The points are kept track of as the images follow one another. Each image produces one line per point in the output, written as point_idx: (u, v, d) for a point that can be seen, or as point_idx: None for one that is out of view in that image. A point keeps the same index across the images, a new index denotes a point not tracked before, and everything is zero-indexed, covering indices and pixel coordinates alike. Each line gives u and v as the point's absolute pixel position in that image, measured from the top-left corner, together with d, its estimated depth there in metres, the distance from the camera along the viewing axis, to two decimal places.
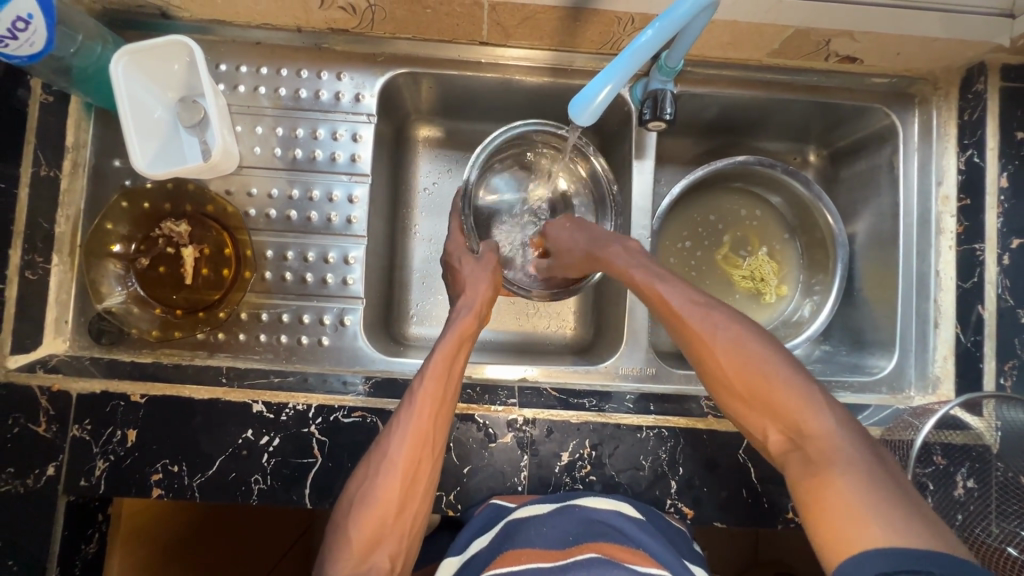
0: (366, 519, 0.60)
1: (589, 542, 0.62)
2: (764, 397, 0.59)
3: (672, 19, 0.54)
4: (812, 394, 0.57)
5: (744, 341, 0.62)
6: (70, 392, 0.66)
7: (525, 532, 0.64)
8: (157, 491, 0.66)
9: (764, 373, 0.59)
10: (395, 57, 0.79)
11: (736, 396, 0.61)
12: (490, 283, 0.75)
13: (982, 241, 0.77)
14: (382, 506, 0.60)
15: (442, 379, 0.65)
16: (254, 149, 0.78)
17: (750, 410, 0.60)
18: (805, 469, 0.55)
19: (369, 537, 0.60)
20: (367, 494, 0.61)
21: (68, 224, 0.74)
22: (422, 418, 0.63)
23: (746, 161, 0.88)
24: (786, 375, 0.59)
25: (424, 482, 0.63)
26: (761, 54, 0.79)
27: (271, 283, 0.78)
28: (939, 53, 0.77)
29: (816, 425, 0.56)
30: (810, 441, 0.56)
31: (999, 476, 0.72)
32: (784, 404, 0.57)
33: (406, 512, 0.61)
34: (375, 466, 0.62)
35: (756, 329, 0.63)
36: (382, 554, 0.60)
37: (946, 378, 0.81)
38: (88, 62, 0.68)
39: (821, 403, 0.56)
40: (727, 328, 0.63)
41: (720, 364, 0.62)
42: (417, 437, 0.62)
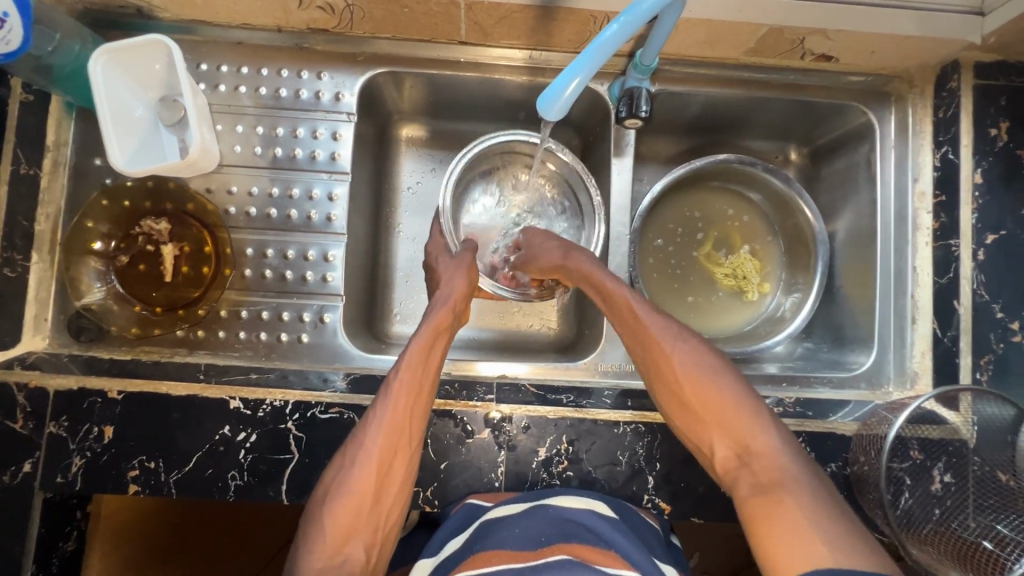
0: (342, 511, 0.60)
1: (561, 542, 0.63)
2: (716, 413, 0.63)
3: (637, 15, 0.55)
4: (758, 413, 0.63)
5: (699, 359, 0.67)
6: (48, 389, 0.66)
7: (498, 533, 0.64)
8: (134, 487, 0.66)
9: (717, 389, 0.64)
10: (375, 57, 0.80)
11: (689, 409, 0.65)
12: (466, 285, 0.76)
13: (957, 237, 0.78)
14: (360, 498, 0.60)
15: (419, 370, 0.66)
16: (235, 147, 0.79)
17: (702, 424, 0.64)
18: (751, 484, 0.58)
19: (344, 530, 0.60)
20: (344, 486, 0.61)
21: (48, 222, 0.74)
22: (398, 408, 0.63)
23: (727, 160, 0.89)
24: (738, 394, 0.64)
25: (398, 476, 0.63)
26: (738, 53, 0.80)
27: (251, 280, 0.78)
28: (913, 52, 0.78)
29: (760, 442, 0.61)
30: (755, 456, 0.60)
31: (975, 470, 0.73)
32: (732, 419, 0.62)
33: (383, 502, 0.62)
34: (352, 456, 0.62)
35: (711, 350, 0.68)
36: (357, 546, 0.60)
37: (924, 373, 0.81)
38: (67, 61, 0.69)
39: (767, 422, 0.62)
40: (683, 347, 0.67)
41: (677, 378, 0.66)
42: (394, 427, 0.63)
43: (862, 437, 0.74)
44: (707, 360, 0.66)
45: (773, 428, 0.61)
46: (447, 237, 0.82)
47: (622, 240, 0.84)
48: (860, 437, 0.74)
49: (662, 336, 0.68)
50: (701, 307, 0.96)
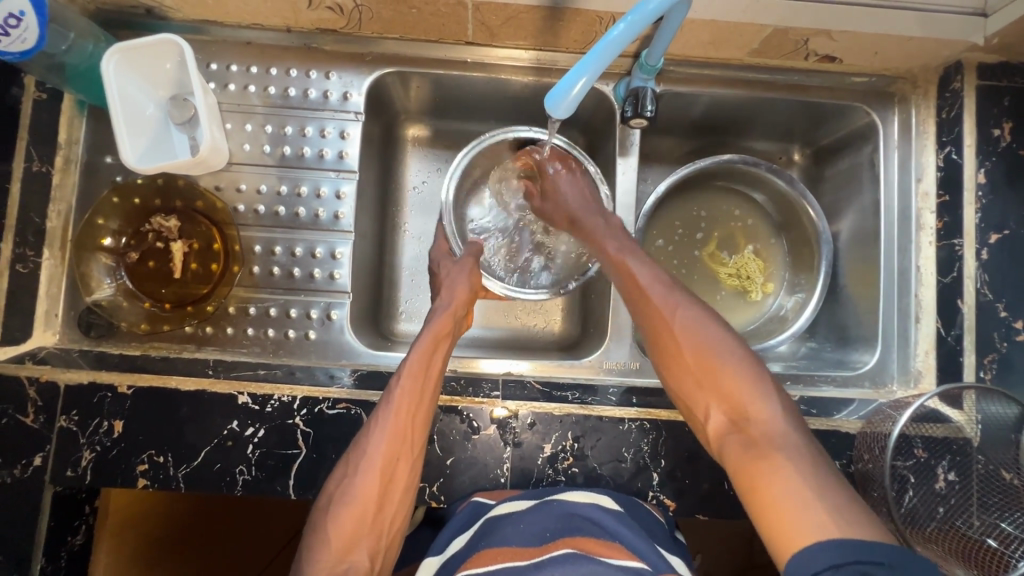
0: (347, 515, 0.61)
1: (566, 537, 0.63)
2: (713, 378, 0.64)
3: (644, 14, 0.56)
4: (757, 378, 0.63)
5: (702, 325, 0.67)
6: (59, 383, 0.67)
7: (502, 530, 0.64)
8: (143, 481, 0.67)
9: (719, 358, 0.65)
10: (383, 57, 0.80)
11: (690, 373, 0.66)
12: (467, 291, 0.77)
13: (960, 236, 0.78)
14: (363, 501, 0.62)
15: (419, 376, 0.67)
16: (244, 146, 0.80)
17: (699, 392, 0.65)
18: (747, 449, 0.59)
19: (349, 532, 0.60)
20: (348, 491, 0.62)
21: (60, 219, 0.75)
22: (400, 415, 0.64)
23: (731, 160, 0.90)
24: (737, 361, 0.64)
25: (402, 481, 0.64)
26: (742, 53, 0.81)
27: (259, 277, 0.79)
28: (916, 53, 0.78)
29: (758, 409, 0.61)
30: (751, 423, 0.60)
31: (979, 468, 0.73)
32: (731, 387, 0.63)
33: (381, 510, 0.62)
34: (353, 466, 0.63)
35: (714, 318, 0.68)
36: (362, 552, 0.60)
37: (928, 372, 0.81)
38: (80, 60, 0.70)
39: (766, 390, 0.62)
40: (684, 311, 0.68)
41: (677, 343, 0.67)
42: (396, 433, 0.64)
43: (866, 435, 0.74)
44: (706, 326, 0.67)
45: (771, 394, 0.61)
46: (449, 239, 0.83)
47: None
48: (864, 435, 0.74)
49: (665, 302, 0.69)
50: None
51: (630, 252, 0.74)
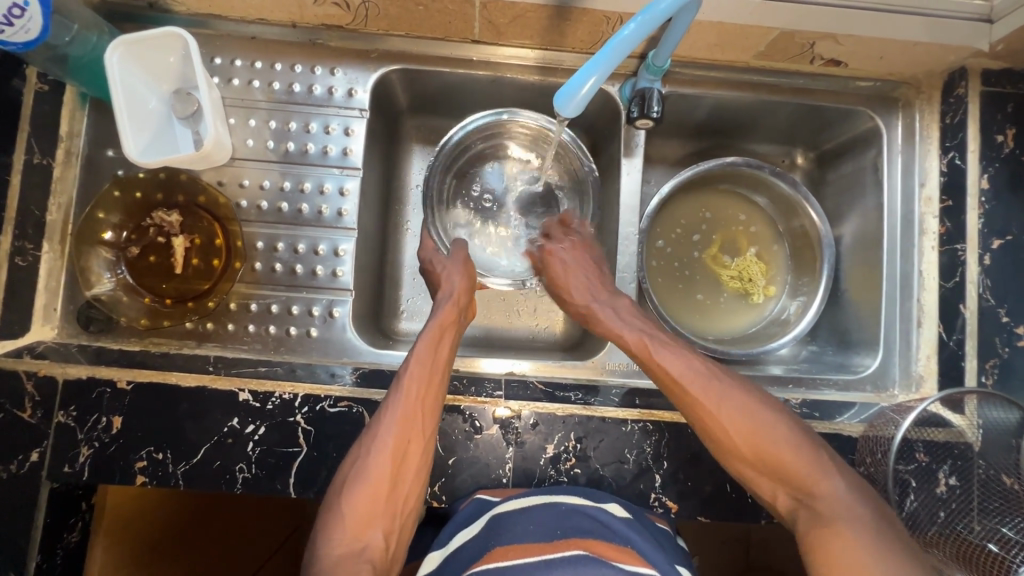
0: (358, 494, 0.61)
1: (578, 538, 0.62)
2: (773, 462, 0.63)
3: (654, 14, 0.56)
4: (816, 459, 0.63)
5: (743, 403, 0.66)
6: (57, 378, 0.66)
7: (511, 528, 0.63)
8: (141, 479, 0.66)
9: (769, 435, 0.64)
10: (389, 54, 0.80)
11: (743, 457, 0.65)
12: (466, 282, 0.77)
13: (963, 241, 0.79)
14: (373, 479, 0.61)
15: (427, 362, 0.68)
16: (247, 141, 0.79)
17: (759, 473, 0.64)
18: (814, 525, 0.59)
19: (361, 514, 0.60)
20: (358, 470, 0.62)
21: (60, 212, 0.74)
22: (411, 401, 0.65)
23: (735, 163, 0.90)
24: (790, 440, 0.64)
25: (413, 464, 0.64)
26: (748, 56, 0.81)
27: (261, 274, 0.78)
28: (922, 58, 0.78)
29: (824, 487, 0.61)
30: (818, 502, 0.60)
31: (981, 473, 0.73)
32: (790, 464, 0.62)
33: (388, 493, 0.62)
34: (363, 448, 0.63)
35: (754, 391, 0.68)
36: (376, 532, 0.60)
37: (929, 376, 0.81)
38: (83, 52, 0.69)
39: (826, 464, 0.62)
40: (726, 393, 0.67)
41: (724, 428, 0.65)
42: (406, 418, 0.64)
43: (869, 439, 0.74)
44: (755, 408, 0.66)
45: (830, 468, 0.62)
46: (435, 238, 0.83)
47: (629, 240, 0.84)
48: (866, 439, 0.74)
49: (702, 385, 0.67)
50: (707, 309, 0.96)
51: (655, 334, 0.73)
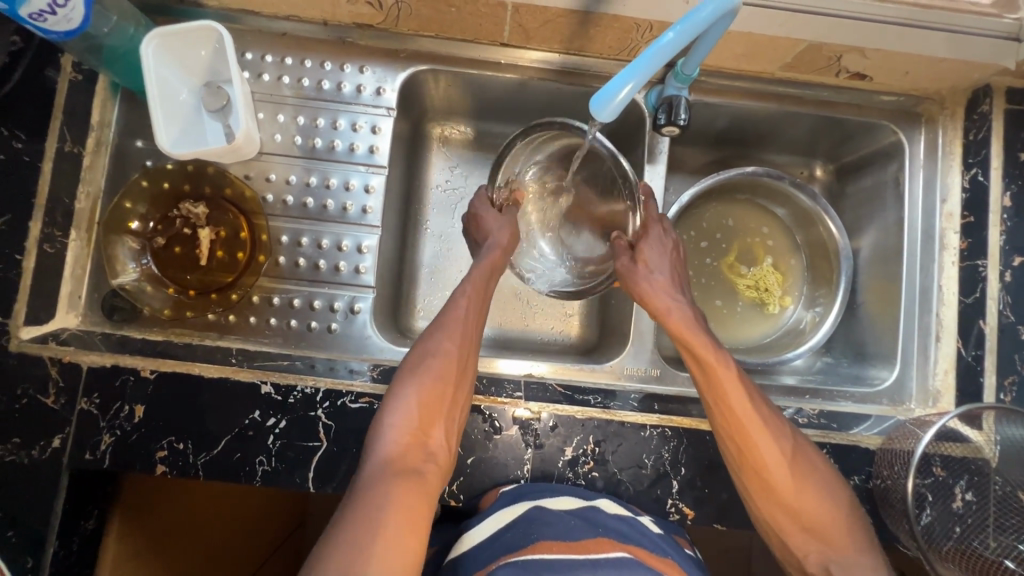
0: (427, 389, 0.63)
1: (621, 539, 0.61)
2: (815, 518, 0.64)
3: (694, 23, 0.56)
4: (848, 527, 0.64)
5: (798, 456, 0.66)
6: (81, 365, 0.67)
7: (552, 522, 0.62)
8: (162, 468, 0.66)
9: (816, 491, 0.65)
10: (418, 54, 0.81)
11: (787, 507, 0.64)
12: (512, 228, 0.79)
13: (985, 257, 0.79)
14: (439, 382, 0.64)
15: (483, 294, 0.73)
16: (275, 137, 0.80)
17: (795, 526, 0.64)
18: None
19: (427, 414, 0.62)
20: (425, 371, 0.64)
21: (88, 201, 0.74)
22: (470, 325, 0.70)
23: (756, 173, 0.91)
24: (832, 499, 0.65)
25: (463, 392, 0.66)
26: (774, 67, 0.81)
27: (284, 268, 0.79)
28: (947, 75, 0.79)
29: (857, 551, 0.63)
30: (851, 564, 0.62)
31: (997, 490, 0.73)
32: (827, 523, 0.64)
33: (451, 402, 0.64)
34: (427, 355, 0.66)
35: (804, 447, 0.67)
36: (439, 433, 0.63)
37: (947, 391, 0.81)
38: (119, 42, 0.70)
39: (858, 528, 0.65)
40: (783, 443, 0.66)
41: (779, 473, 0.64)
42: (463, 343, 0.68)
43: (886, 452, 0.74)
44: (806, 458, 0.66)
45: (860, 530, 0.65)
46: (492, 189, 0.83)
47: None
48: (884, 451, 0.74)
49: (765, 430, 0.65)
50: (724, 318, 0.96)
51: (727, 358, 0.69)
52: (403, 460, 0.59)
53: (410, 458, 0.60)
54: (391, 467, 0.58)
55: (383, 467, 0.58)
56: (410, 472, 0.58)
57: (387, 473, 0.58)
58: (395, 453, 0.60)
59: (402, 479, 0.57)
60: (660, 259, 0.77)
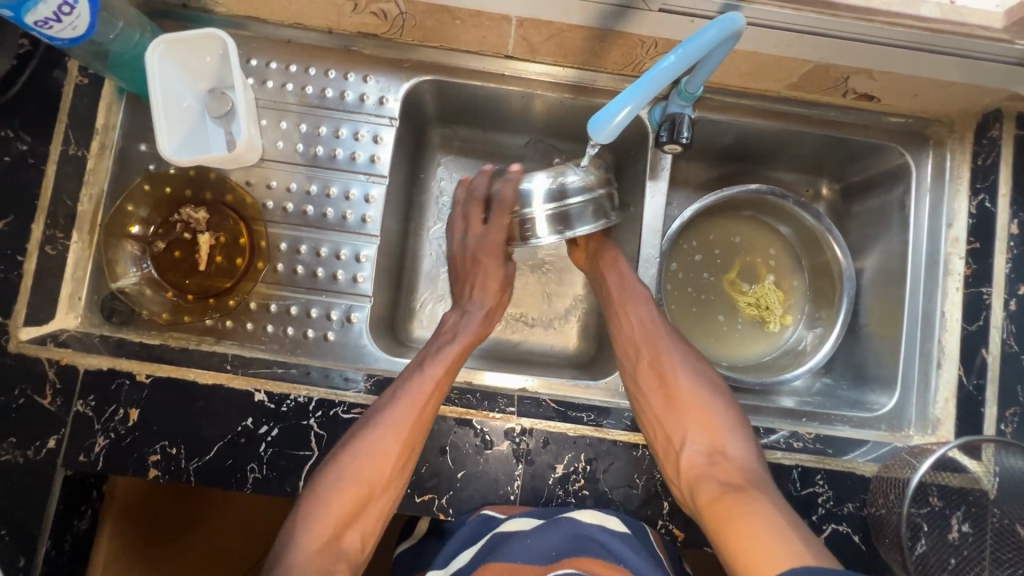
0: (347, 493, 0.63)
1: (570, 557, 0.67)
2: (698, 416, 0.71)
3: (696, 45, 0.56)
4: (728, 424, 0.71)
5: (696, 377, 0.74)
6: (78, 367, 0.67)
7: (508, 546, 0.68)
8: (154, 472, 0.67)
9: (701, 407, 0.72)
10: (422, 64, 0.81)
11: (673, 410, 0.72)
12: (501, 281, 0.82)
13: (990, 284, 0.78)
14: (363, 486, 0.64)
15: (435, 387, 0.69)
16: (277, 143, 0.80)
17: (680, 424, 0.71)
18: (721, 486, 0.64)
19: (344, 514, 0.63)
20: (349, 472, 0.64)
21: (90, 203, 0.75)
22: (420, 407, 0.67)
23: (760, 190, 0.90)
24: (718, 412, 0.72)
25: (393, 485, 0.66)
26: (780, 86, 0.80)
27: (282, 275, 0.79)
28: (957, 98, 0.78)
29: (732, 448, 0.69)
30: (725, 460, 0.67)
31: (994, 522, 0.72)
32: (709, 429, 0.71)
33: (371, 504, 0.64)
34: (356, 454, 0.64)
35: (703, 372, 0.76)
36: (353, 534, 0.63)
37: (947, 420, 0.80)
38: (125, 49, 0.70)
39: (739, 434, 0.70)
40: (679, 357, 0.76)
41: (671, 381, 0.74)
42: (402, 432, 0.65)
43: (882, 480, 0.73)
44: (698, 374, 0.75)
45: (742, 437, 0.70)
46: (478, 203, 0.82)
47: (650, 262, 0.85)
48: (879, 479, 0.73)
49: (665, 348, 0.76)
50: (724, 336, 0.95)
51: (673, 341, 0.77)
52: (312, 566, 0.59)
53: (320, 563, 0.60)
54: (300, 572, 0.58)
55: (291, 572, 0.58)
56: (320, 574, 0.59)
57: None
58: (305, 557, 0.60)
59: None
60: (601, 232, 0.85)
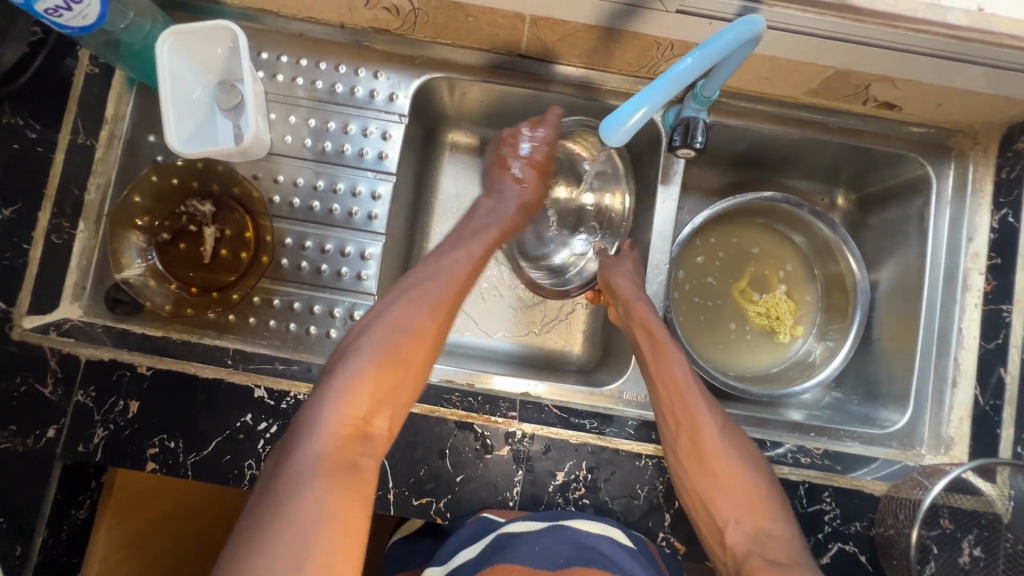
0: (380, 362, 0.59)
1: (579, 565, 0.65)
2: (738, 490, 0.66)
3: (713, 50, 0.54)
4: (770, 497, 0.66)
5: (735, 444, 0.68)
6: (80, 357, 0.67)
7: (515, 550, 0.66)
8: (152, 465, 0.66)
9: (742, 476, 0.66)
10: (433, 61, 0.80)
11: (711, 476, 0.66)
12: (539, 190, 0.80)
13: (1010, 302, 0.76)
14: (397, 366, 0.60)
15: (472, 261, 0.70)
16: (286, 138, 0.79)
17: (720, 499, 0.65)
18: (768, 566, 0.59)
19: (372, 399, 0.58)
20: (386, 350, 0.60)
21: (98, 193, 0.76)
22: (456, 282, 0.67)
23: (773, 199, 0.87)
24: (757, 482, 0.66)
25: (422, 362, 0.63)
26: (799, 92, 0.78)
27: (287, 270, 0.79)
28: (982, 109, 0.75)
29: (776, 527, 0.63)
30: (770, 539, 0.62)
31: (1007, 547, 0.70)
32: (750, 499, 0.65)
33: (402, 389, 0.60)
34: (392, 323, 0.62)
35: (741, 440, 0.69)
36: (382, 420, 0.59)
37: (960, 439, 0.78)
38: (135, 39, 0.70)
39: (782, 510, 0.65)
40: (714, 418, 0.69)
41: (710, 444, 0.67)
42: (438, 304, 0.65)
43: (892, 499, 0.71)
44: (736, 440, 0.69)
45: (785, 513, 0.65)
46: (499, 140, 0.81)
47: (660, 269, 0.83)
48: (889, 499, 0.71)
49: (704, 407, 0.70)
50: (731, 346, 0.93)
51: (710, 403, 0.70)
52: (336, 455, 0.54)
53: (345, 453, 0.55)
54: (322, 461, 0.53)
55: (310, 466, 0.52)
56: (346, 463, 0.54)
57: (317, 473, 0.52)
58: (330, 443, 0.54)
59: (337, 474, 0.53)
60: (631, 283, 0.78)
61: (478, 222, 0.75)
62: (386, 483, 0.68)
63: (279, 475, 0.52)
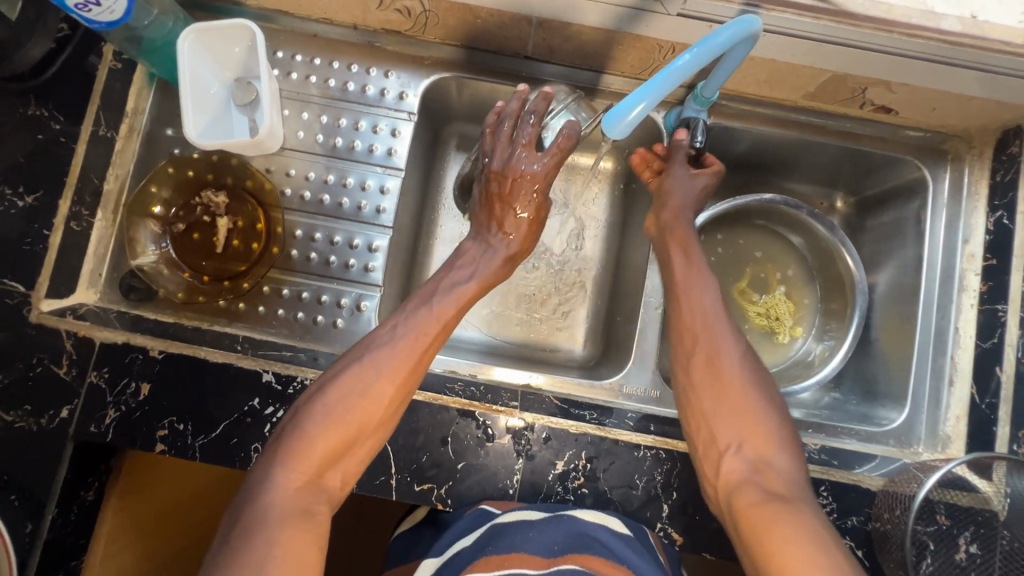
0: (338, 417, 0.61)
1: (573, 553, 0.64)
2: (745, 419, 0.65)
3: (710, 48, 0.57)
4: (778, 430, 0.65)
5: (747, 371, 0.69)
6: (94, 340, 0.69)
7: (510, 536, 0.66)
8: (161, 447, 0.68)
9: (748, 403, 0.66)
10: (442, 61, 0.82)
11: (718, 402, 0.67)
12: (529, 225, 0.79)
13: (1005, 301, 0.77)
14: (354, 426, 0.61)
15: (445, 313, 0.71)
16: (298, 134, 0.82)
17: (723, 425, 0.66)
18: (762, 496, 0.59)
19: (327, 455, 0.60)
20: (344, 412, 0.61)
21: (116, 183, 0.78)
22: (425, 337, 0.68)
23: (773, 201, 0.89)
24: (765, 414, 0.66)
25: (386, 421, 0.64)
26: (797, 96, 0.81)
27: (296, 261, 0.81)
28: (975, 114, 0.77)
29: (780, 459, 0.63)
30: (771, 471, 0.62)
31: (1004, 544, 0.70)
32: (755, 430, 0.65)
33: (359, 446, 0.62)
34: (352, 379, 0.64)
35: (758, 368, 0.69)
36: (336, 474, 0.60)
37: (957, 438, 0.79)
38: (157, 35, 0.73)
39: (786, 444, 0.64)
40: (734, 342, 0.70)
41: (723, 366, 0.68)
42: (403, 358, 0.66)
43: (888, 494, 0.72)
44: (749, 368, 0.69)
45: (789, 450, 0.64)
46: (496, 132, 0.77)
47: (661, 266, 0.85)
48: (885, 494, 0.72)
49: (721, 332, 0.70)
50: None
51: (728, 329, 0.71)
52: (289, 506, 0.55)
53: (300, 503, 0.56)
54: (277, 510, 0.55)
55: (265, 513, 0.54)
56: (301, 514, 0.55)
57: (269, 521, 0.54)
58: (284, 494, 0.56)
59: (289, 521, 0.54)
60: (687, 195, 0.78)
61: (457, 275, 0.76)
62: (389, 468, 0.70)
63: (239, 526, 0.54)
